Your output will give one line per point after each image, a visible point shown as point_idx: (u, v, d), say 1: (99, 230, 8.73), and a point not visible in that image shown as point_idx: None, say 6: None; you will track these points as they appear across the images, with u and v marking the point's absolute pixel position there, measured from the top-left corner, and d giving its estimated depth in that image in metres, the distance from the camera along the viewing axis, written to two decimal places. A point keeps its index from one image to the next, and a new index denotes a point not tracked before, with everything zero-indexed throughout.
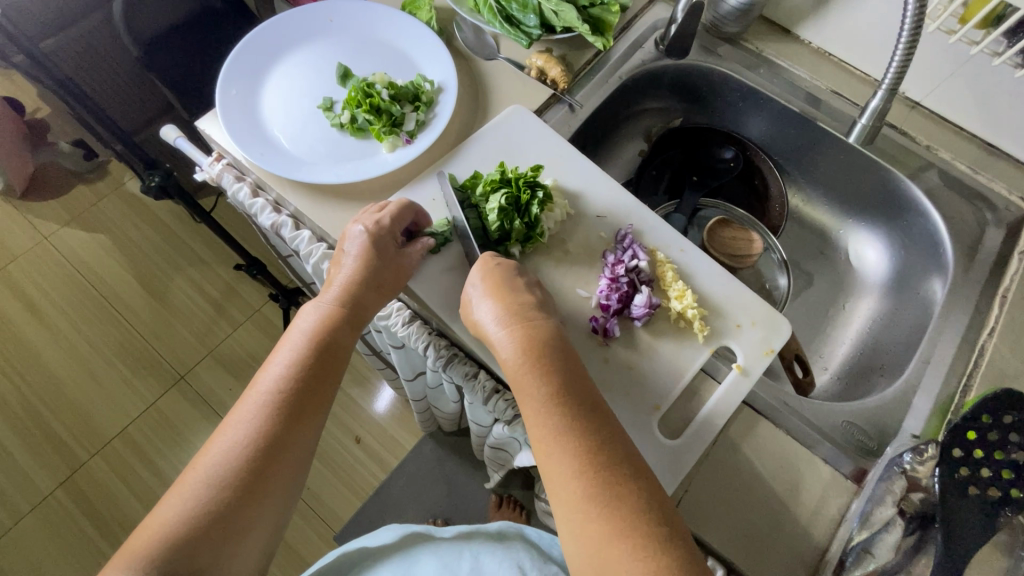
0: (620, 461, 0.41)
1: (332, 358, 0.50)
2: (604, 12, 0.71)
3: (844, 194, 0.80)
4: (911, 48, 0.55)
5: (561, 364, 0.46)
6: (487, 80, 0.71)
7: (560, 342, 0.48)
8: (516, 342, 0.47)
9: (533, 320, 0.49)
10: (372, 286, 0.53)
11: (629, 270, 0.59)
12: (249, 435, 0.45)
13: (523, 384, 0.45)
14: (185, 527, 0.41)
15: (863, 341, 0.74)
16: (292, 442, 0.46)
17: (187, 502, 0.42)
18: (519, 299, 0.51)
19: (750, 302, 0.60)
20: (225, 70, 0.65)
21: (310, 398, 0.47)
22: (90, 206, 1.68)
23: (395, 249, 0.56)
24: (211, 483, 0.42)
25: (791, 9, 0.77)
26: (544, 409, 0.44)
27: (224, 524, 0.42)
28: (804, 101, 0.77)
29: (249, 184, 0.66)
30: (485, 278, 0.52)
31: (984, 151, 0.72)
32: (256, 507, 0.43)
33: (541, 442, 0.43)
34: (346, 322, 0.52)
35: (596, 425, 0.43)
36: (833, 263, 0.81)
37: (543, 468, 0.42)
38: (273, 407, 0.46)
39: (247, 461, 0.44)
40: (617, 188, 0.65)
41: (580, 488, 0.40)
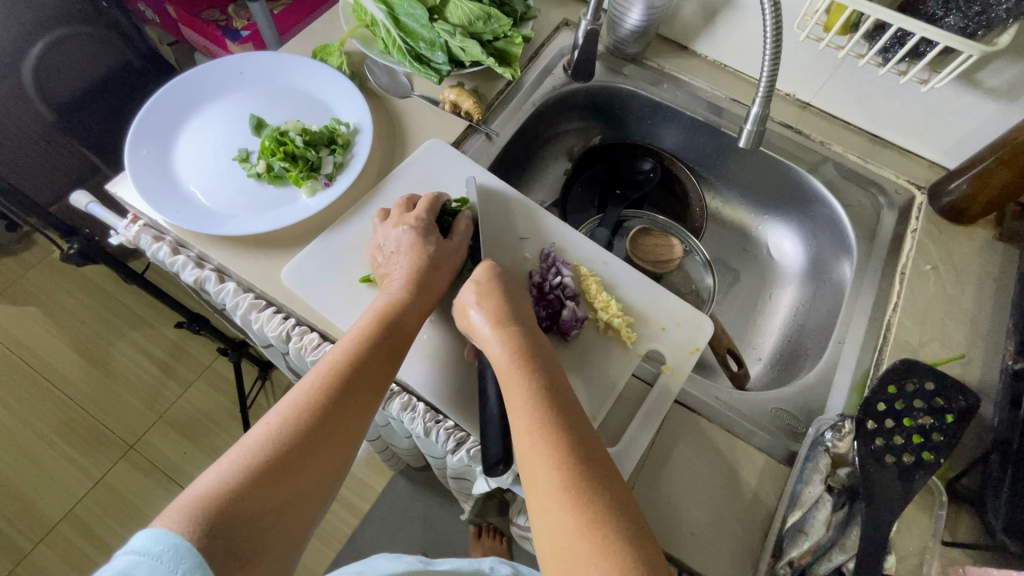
0: (598, 451, 0.43)
1: (397, 335, 0.51)
2: (508, 45, 0.74)
3: (755, 193, 0.85)
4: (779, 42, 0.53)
5: (542, 360, 0.49)
6: (403, 118, 0.73)
7: (543, 345, 0.50)
8: (506, 343, 0.50)
9: (522, 327, 0.52)
10: (428, 276, 0.56)
11: (554, 288, 0.60)
12: (306, 400, 0.45)
13: (510, 380, 0.47)
14: (233, 478, 0.40)
15: (790, 329, 0.78)
16: (348, 414, 0.46)
17: (237, 457, 0.41)
18: (511, 307, 0.54)
19: (670, 306, 0.62)
20: (133, 131, 0.65)
21: (371, 371, 0.48)
22: (17, 279, 1.64)
23: (441, 238, 0.59)
24: (267, 443, 0.42)
25: (682, 27, 0.82)
26: (530, 400, 0.45)
27: (277, 483, 0.41)
28: (707, 111, 0.82)
29: (169, 242, 0.65)
30: (479, 288, 0.55)
31: (871, 142, 0.78)
32: (306, 473, 0.43)
33: (529, 428, 0.43)
34: (414, 302, 0.54)
35: (571, 412, 0.45)
36: (756, 258, 0.86)
37: (522, 458, 0.43)
38: (331, 378, 0.47)
39: (303, 425, 0.44)
40: (536, 209, 0.67)
41: (556, 469, 0.40)
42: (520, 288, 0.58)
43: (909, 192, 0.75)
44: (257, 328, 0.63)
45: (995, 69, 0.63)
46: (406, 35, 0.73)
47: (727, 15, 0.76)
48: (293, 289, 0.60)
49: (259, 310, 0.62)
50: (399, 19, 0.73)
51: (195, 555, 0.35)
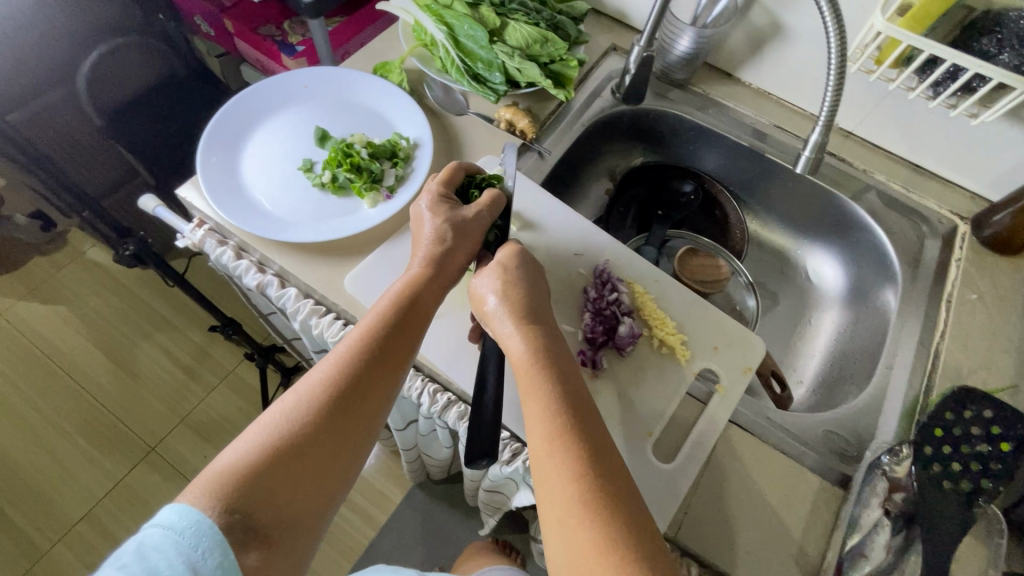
0: (612, 459, 0.43)
1: (413, 324, 0.52)
2: (563, 68, 0.76)
3: (795, 218, 0.87)
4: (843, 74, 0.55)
5: (563, 363, 0.49)
6: (459, 134, 0.75)
7: (560, 345, 0.51)
8: (527, 340, 0.50)
9: (541, 326, 0.52)
10: (443, 257, 0.56)
11: (610, 303, 0.62)
12: (322, 388, 0.47)
13: (531, 381, 0.47)
14: (250, 460, 0.43)
15: (832, 354, 0.78)
16: (365, 404, 0.48)
17: (253, 440, 0.44)
18: (530, 304, 0.54)
19: (722, 325, 0.63)
20: (204, 138, 0.67)
21: (388, 360, 0.50)
22: (48, 277, 1.67)
23: (459, 210, 0.58)
24: (282, 427, 0.45)
25: (729, 55, 0.84)
26: (546, 402, 0.45)
27: (292, 469, 0.43)
28: (751, 137, 0.84)
29: (232, 247, 0.67)
30: (498, 278, 0.55)
31: (914, 172, 0.80)
32: (323, 460, 0.45)
33: (545, 431, 0.44)
34: (430, 287, 0.54)
35: (589, 418, 0.45)
36: (795, 281, 0.87)
37: (537, 462, 0.43)
38: (350, 367, 0.48)
39: (320, 414, 0.46)
40: (589, 227, 0.69)
41: (572, 478, 0.41)
42: (540, 281, 0.58)
43: (953, 222, 0.76)
44: (315, 333, 0.64)
45: None
46: (465, 55, 0.76)
47: (775, 45, 0.79)
48: (355, 296, 0.62)
49: (319, 316, 0.63)
50: (459, 40, 0.76)
51: (214, 531, 0.39)
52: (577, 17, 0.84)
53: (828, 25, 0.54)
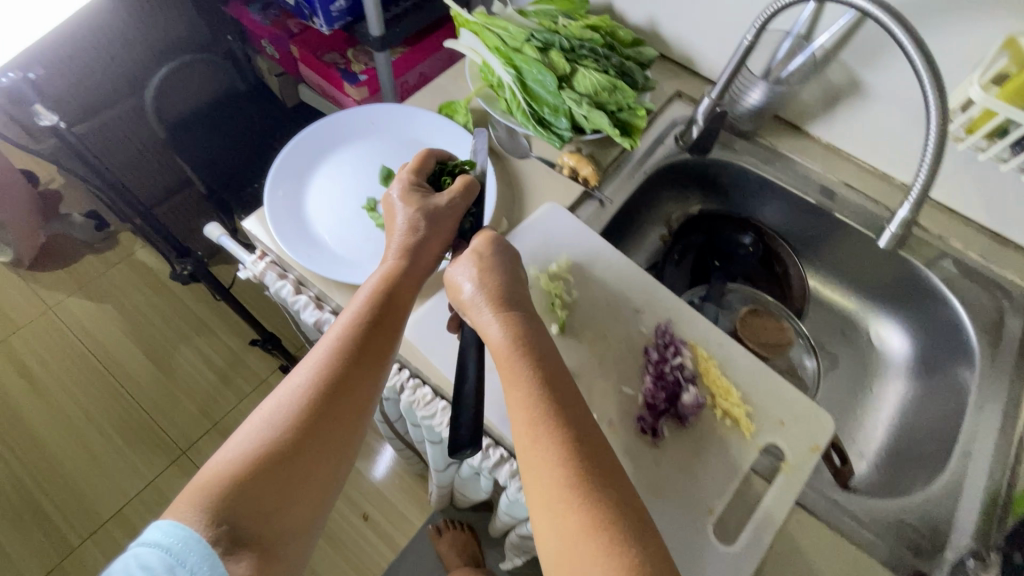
0: (595, 442, 0.46)
1: (391, 315, 0.54)
2: (631, 117, 0.75)
3: (862, 281, 0.83)
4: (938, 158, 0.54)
5: (540, 348, 0.51)
6: (521, 178, 0.75)
7: (537, 333, 0.53)
8: (503, 326, 0.51)
9: (519, 310, 0.54)
10: (418, 248, 0.58)
11: (672, 368, 0.60)
12: (306, 387, 0.49)
13: (510, 368, 0.49)
14: (242, 462, 0.45)
15: (898, 428, 0.74)
16: (351, 392, 0.50)
17: (242, 446, 0.46)
18: (508, 288, 0.55)
19: (789, 399, 0.61)
20: (273, 173, 0.68)
21: (369, 351, 0.52)
22: (97, 275, 1.73)
23: (431, 201, 0.60)
24: (270, 431, 0.47)
25: (800, 108, 0.82)
26: (527, 391, 0.48)
27: (285, 470, 0.46)
28: (819, 194, 0.81)
29: (292, 281, 0.67)
30: (473, 263, 0.56)
31: (992, 241, 0.75)
32: (317, 451, 0.47)
33: (527, 417, 0.46)
34: (405, 279, 0.56)
35: (570, 402, 0.48)
36: (857, 344, 0.83)
37: (522, 447, 0.46)
38: (335, 363, 0.50)
39: (308, 408, 0.48)
40: (652, 282, 0.67)
41: (557, 463, 0.43)
42: (518, 265, 0.59)
43: None
44: None
45: None
46: (532, 99, 0.75)
47: (852, 102, 0.76)
48: (415, 343, 0.61)
49: None
50: (526, 83, 0.76)
51: (203, 547, 0.41)
52: (645, 63, 0.83)
53: (927, 88, 0.53)
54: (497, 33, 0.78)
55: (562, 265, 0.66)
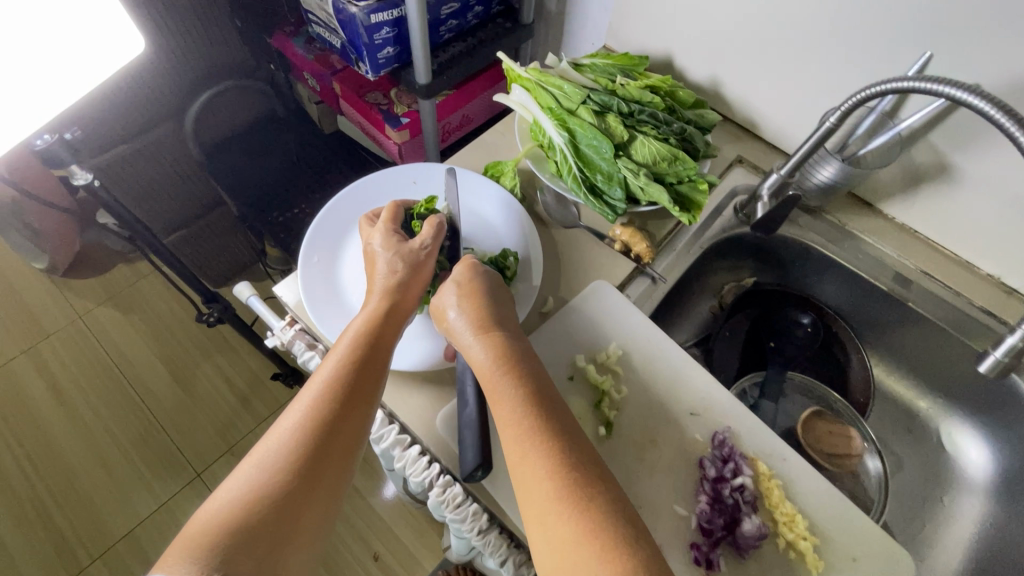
0: (585, 453, 0.45)
1: (375, 345, 0.53)
2: (691, 191, 0.70)
3: (937, 380, 0.75)
4: None
5: (528, 365, 0.50)
6: (568, 249, 0.70)
7: (525, 352, 0.52)
8: (489, 348, 0.50)
9: (506, 330, 0.53)
10: (399, 281, 0.57)
11: (733, 489, 0.53)
12: (293, 424, 0.47)
13: (497, 386, 0.48)
14: (232, 512, 0.43)
15: (975, 555, 0.66)
16: (339, 419, 0.48)
17: (232, 496, 0.44)
18: (492, 310, 0.54)
19: (863, 532, 0.54)
20: (309, 235, 0.65)
21: (353, 382, 0.50)
22: (127, 286, 1.73)
23: (409, 243, 0.59)
24: (259, 475, 0.45)
25: (875, 185, 0.75)
26: (514, 410, 0.46)
27: (279, 514, 0.43)
28: (893, 281, 0.74)
29: (320, 352, 0.63)
30: (458, 289, 0.55)
31: None
32: (309, 489, 0.45)
33: (515, 436, 0.45)
34: (389, 315, 0.55)
35: (560, 418, 0.47)
36: (927, 447, 0.75)
37: (513, 467, 0.45)
38: (325, 395, 0.49)
39: (295, 445, 0.46)
40: (708, 380, 0.61)
41: (548, 478, 0.42)
42: (502, 288, 0.59)
43: None
44: (397, 464, 0.59)
45: None
46: (585, 165, 0.70)
47: (939, 186, 0.69)
48: (449, 441, 0.56)
49: (403, 448, 0.58)
50: (580, 148, 0.71)
51: None
52: (706, 127, 0.78)
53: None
54: (551, 92, 0.73)
55: (612, 357, 0.61)
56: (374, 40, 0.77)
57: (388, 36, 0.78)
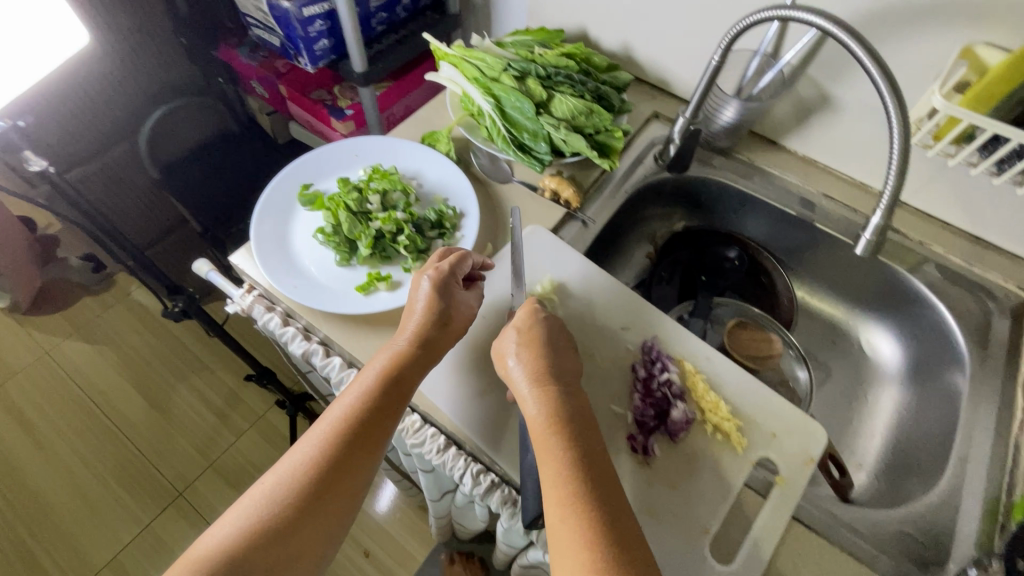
0: (625, 524, 0.43)
1: (398, 392, 0.53)
2: (608, 138, 0.77)
3: (849, 289, 0.84)
4: (906, 155, 0.54)
5: (578, 425, 0.49)
6: (503, 202, 0.76)
7: (580, 408, 0.51)
8: (542, 404, 0.50)
9: (561, 382, 0.52)
10: (438, 329, 0.56)
11: (661, 385, 0.60)
12: (306, 459, 0.49)
13: (544, 445, 0.48)
14: (236, 540, 0.45)
15: (894, 436, 0.73)
16: (352, 466, 0.50)
17: (241, 519, 0.47)
18: (552, 363, 0.53)
19: (781, 411, 0.60)
20: (259, 206, 0.69)
21: (371, 427, 0.51)
22: (95, 316, 1.74)
23: (455, 290, 0.59)
24: (267, 503, 0.47)
25: (774, 123, 0.83)
26: (561, 470, 0.45)
27: (279, 545, 0.46)
28: (799, 206, 0.82)
29: (279, 313, 0.68)
30: (521, 341, 0.55)
31: (973, 244, 0.76)
32: (309, 525, 0.47)
33: (559, 501, 0.44)
34: (420, 360, 0.55)
35: (602, 479, 0.46)
36: (848, 353, 0.83)
37: (553, 534, 0.43)
38: (339, 434, 0.50)
39: (306, 483, 0.48)
40: (635, 298, 0.67)
41: (584, 551, 0.41)
42: (565, 334, 0.58)
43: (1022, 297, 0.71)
44: None
45: None
46: (511, 126, 0.77)
47: (824, 115, 0.78)
48: None
49: None
50: (505, 111, 0.77)
51: None
52: (621, 87, 0.86)
53: (881, 88, 0.53)
54: (476, 64, 0.80)
55: (546, 287, 0.67)
56: (309, 33, 0.83)
57: (321, 28, 0.85)
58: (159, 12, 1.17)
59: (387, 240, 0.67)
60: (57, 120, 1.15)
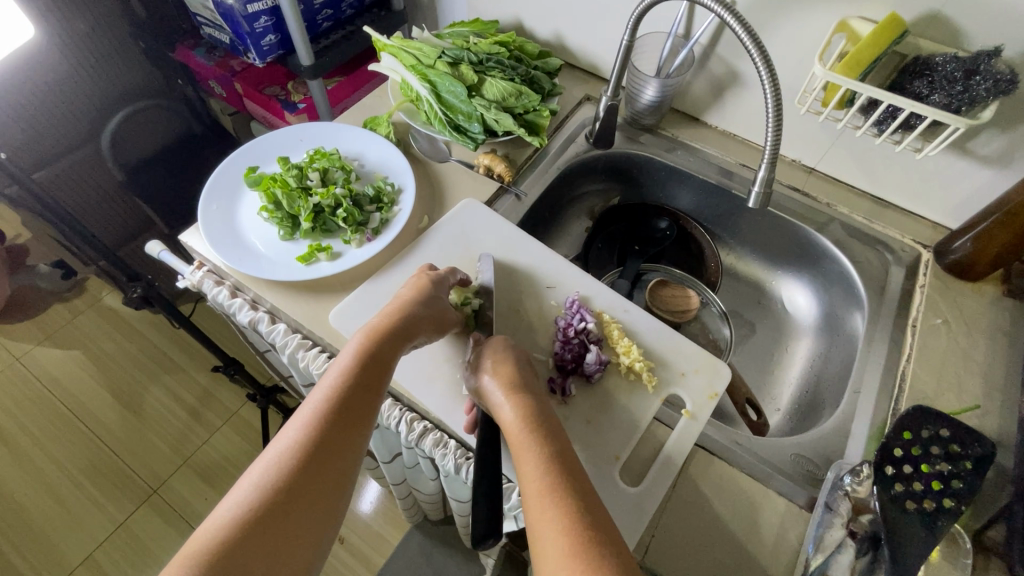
0: (603, 510, 0.45)
1: (375, 372, 0.55)
2: (537, 117, 0.83)
3: (769, 251, 0.90)
4: (780, 111, 0.60)
5: (553, 429, 0.52)
6: (441, 179, 0.82)
7: (551, 416, 0.54)
8: (518, 408, 0.53)
9: (534, 394, 0.56)
10: (412, 318, 0.60)
11: (578, 332, 0.65)
12: (297, 445, 0.48)
13: (524, 446, 0.50)
14: (224, 529, 0.42)
15: (807, 380, 0.80)
16: (339, 442, 0.49)
17: (233, 506, 0.44)
18: (524, 376, 0.57)
19: (689, 353, 0.66)
20: (207, 189, 0.74)
21: (353, 406, 0.52)
22: (65, 322, 1.75)
23: (433, 290, 0.64)
24: (258, 492, 0.45)
25: (694, 101, 0.90)
26: (540, 466, 0.48)
27: (267, 530, 0.43)
28: (719, 175, 0.88)
29: (228, 287, 0.72)
30: (494, 358, 0.59)
31: (875, 204, 0.83)
32: (300, 508, 0.45)
33: (540, 491, 0.46)
34: (394, 343, 0.57)
35: (579, 473, 0.48)
36: (771, 311, 0.89)
37: (535, 524, 0.44)
38: (324, 412, 0.50)
39: (294, 462, 0.47)
40: (560, 261, 0.73)
41: (568, 531, 0.42)
42: (531, 361, 0.61)
43: (916, 250, 0.79)
44: (301, 365, 0.68)
45: (985, 139, 0.69)
46: (446, 108, 0.82)
47: (735, 91, 0.84)
48: (341, 332, 0.66)
49: (306, 349, 0.67)
50: (440, 94, 0.83)
51: None
52: (552, 72, 0.92)
53: (751, 51, 0.60)
54: (412, 53, 0.85)
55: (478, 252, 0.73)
56: (255, 28, 0.88)
57: (267, 24, 0.89)
58: (117, 17, 1.21)
59: (329, 215, 0.72)
60: (17, 123, 1.18)
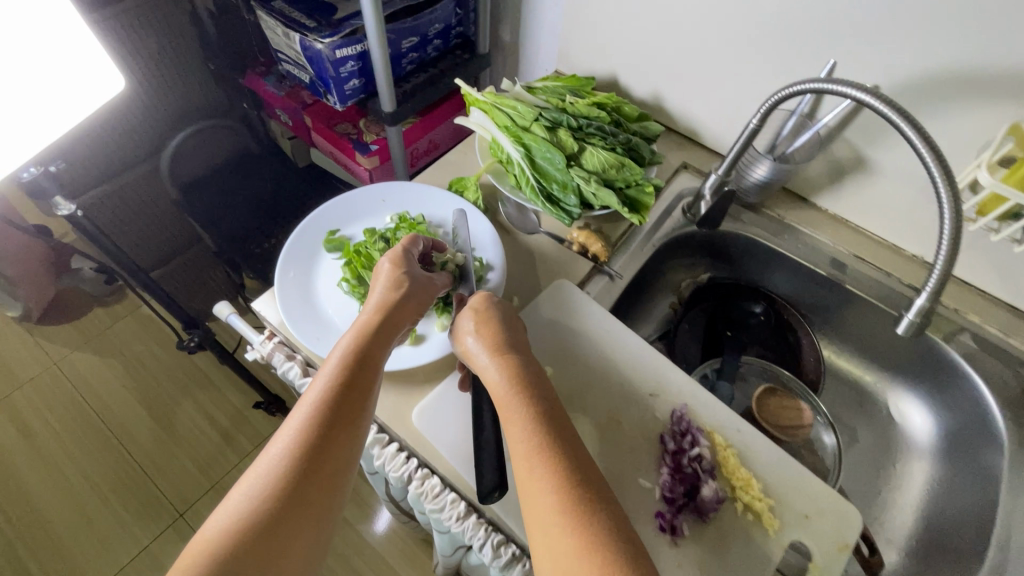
0: (592, 472, 0.46)
1: (366, 363, 0.51)
2: (639, 193, 0.76)
3: (879, 354, 0.82)
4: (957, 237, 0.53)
5: (539, 386, 0.51)
6: (529, 253, 0.75)
7: (537, 371, 0.53)
8: (502, 369, 0.52)
9: (518, 353, 0.54)
10: (399, 302, 0.57)
11: (690, 460, 0.58)
12: (290, 450, 0.45)
13: (509, 406, 0.49)
14: (221, 545, 0.40)
15: (926, 511, 0.71)
16: (333, 438, 0.46)
17: (227, 517, 0.42)
18: (509, 335, 0.56)
19: (814, 490, 0.58)
20: (284, 254, 0.68)
21: (345, 400, 0.48)
22: (104, 328, 1.73)
23: (415, 270, 0.61)
24: (252, 505, 0.42)
25: (807, 181, 0.82)
26: (525, 427, 0.47)
27: (263, 539, 0.41)
28: (829, 266, 0.80)
29: (299, 362, 0.67)
30: (475, 318, 0.57)
31: (1013, 314, 0.72)
32: (300, 516, 0.43)
33: (526, 457, 0.46)
34: (382, 332, 0.54)
35: (570, 440, 0.47)
36: (876, 418, 0.81)
37: (522, 482, 0.45)
38: (314, 412, 0.47)
39: (290, 471, 0.44)
40: (663, 363, 0.66)
41: (554, 495, 0.43)
42: (517, 318, 0.60)
43: None
44: (376, 463, 0.62)
45: None
46: (540, 176, 0.76)
47: (860, 178, 0.76)
48: (423, 433, 0.59)
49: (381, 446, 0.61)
50: (535, 161, 0.77)
51: None
52: (650, 138, 0.85)
53: (931, 169, 0.52)
54: (506, 112, 0.79)
55: (572, 343, 0.66)
56: (340, 73, 0.83)
57: (353, 69, 0.85)
58: (189, 38, 1.18)
59: None
60: (81, 139, 1.15)
